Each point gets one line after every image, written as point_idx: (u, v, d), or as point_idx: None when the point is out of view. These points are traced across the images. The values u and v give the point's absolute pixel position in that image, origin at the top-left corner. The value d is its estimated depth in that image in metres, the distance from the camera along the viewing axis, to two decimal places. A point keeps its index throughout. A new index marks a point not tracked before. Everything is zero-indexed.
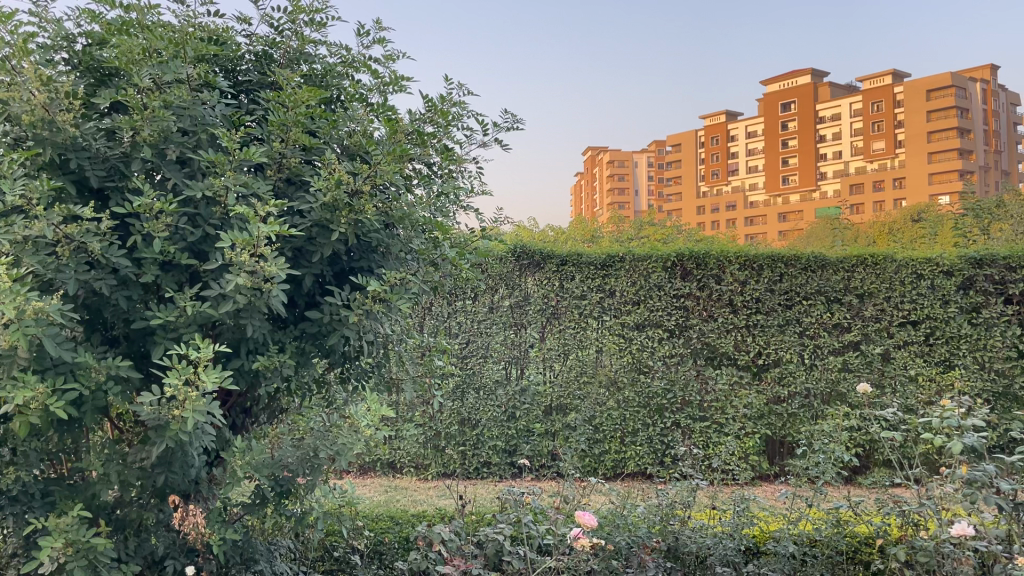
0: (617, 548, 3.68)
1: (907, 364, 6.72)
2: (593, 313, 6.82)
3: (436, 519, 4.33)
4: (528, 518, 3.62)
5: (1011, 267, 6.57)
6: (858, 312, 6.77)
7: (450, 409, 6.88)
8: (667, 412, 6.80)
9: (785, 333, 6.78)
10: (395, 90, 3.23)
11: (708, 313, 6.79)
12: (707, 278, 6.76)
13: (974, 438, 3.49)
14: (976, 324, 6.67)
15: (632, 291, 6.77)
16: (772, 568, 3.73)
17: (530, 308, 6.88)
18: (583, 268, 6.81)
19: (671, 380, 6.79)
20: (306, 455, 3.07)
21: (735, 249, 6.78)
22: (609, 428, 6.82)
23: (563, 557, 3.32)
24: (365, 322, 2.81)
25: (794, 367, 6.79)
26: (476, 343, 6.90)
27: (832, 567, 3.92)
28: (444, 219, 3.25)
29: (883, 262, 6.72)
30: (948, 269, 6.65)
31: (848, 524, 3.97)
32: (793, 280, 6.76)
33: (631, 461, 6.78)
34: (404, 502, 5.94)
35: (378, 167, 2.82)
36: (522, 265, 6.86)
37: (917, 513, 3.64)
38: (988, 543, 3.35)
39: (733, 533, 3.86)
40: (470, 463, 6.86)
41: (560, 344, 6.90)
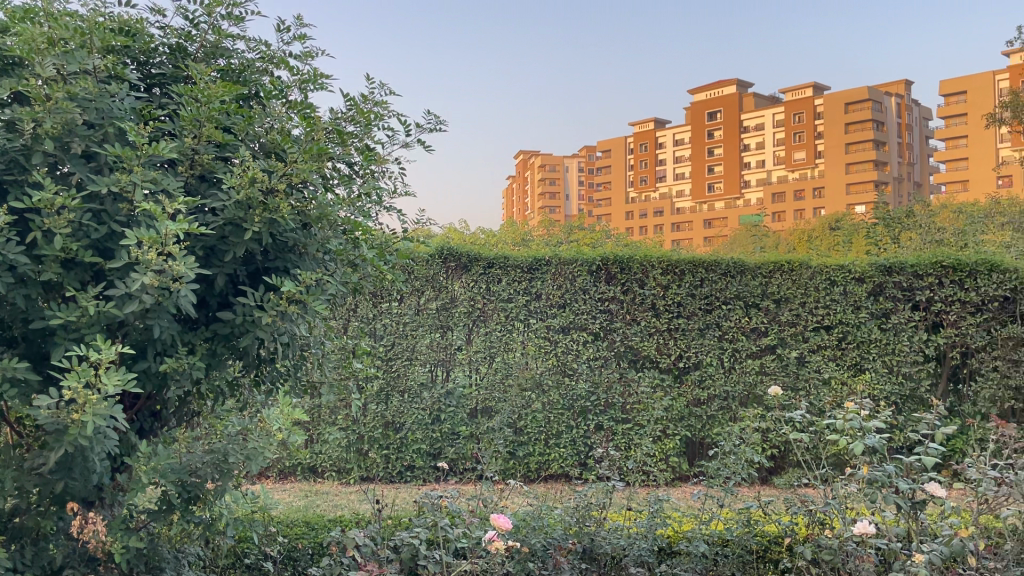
0: (533, 550, 3.68)
1: (820, 367, 6.91)
2: (519, 316, 6.84)
3: (354, 523, 4.28)
4: (445, 521, 3.59)
5: (918, 274, 6.84)
6: (774, 317, 6.94)
7: (374, 412, 6.82)
8: (590, 413, 6.87)
9: (705, 337, 6.91)
10: (314, 88, 3.17)
11: (631, 317, 6.88)
12: (631, 282, 6.86)
13: (875, 438, 3.63)
14: (885, 329, 6.90)
15: (557, 294, 6.82)
16: (685, 568, 3.82)
17: (456, 310, 6.85)
18: (509, 270, 6.81)
19: (595, 382, 6.86)
20: (216, 460, 2.97)
21: (658, 255, 6.88)
22: (533, 431, 6.84)
23: (478, 560, 3.31)
24: (279, 323, 2.74)
25: (713, 369, 6.92)
26: (401, 345, 6.85)
27: (742, 566, 4.01)
28: (363, 219, 3.20)
29: (799, 269, 6.91)
30: (859, 276, 6.87)
31: (758, 523, 4.07)
32: (713, 285, 6.89)
33: (554, 463, 6.81)
34: (323, 506, 5.86)
35: (295, 165, 2.76)
36: (448, 267, 6.83)
37: (822, 512, 3.76)
38: (888, 541, 3.45)
39: (647, 533, 3.93)
40: (393, 467, 6.81)
41: (486, 347, 6.89)
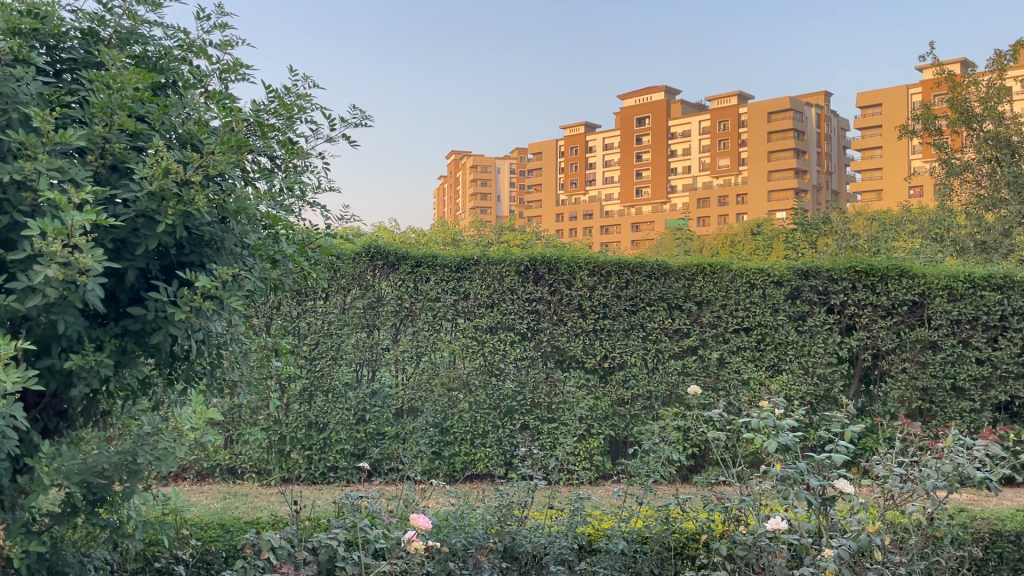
0: (453, 550, 3.66)
1: (740, 367, 7.07)
2: (446, 316, 6.79)
3: (271, 525, 4.18)
4: (365, 521, 3.53)
5: (833, 278, 7.08)
6: (696, 319, 7.07)
7: (298, 412, 6.70)
8: (516, 413, 6.88)
9: (630, 338, 6.99)
10: (235, 78, 3.08)
11: (558, 317, 6.91)
12: (558, 283, 6.89)
13: (789, 437, 3.71)
14: (801, 331, 7.10)
15: (486, 294, 6.81)
16: (605, 566, 3.86)
17: (383, 309, 6.76)
18: (437, 270, 6.76)
19: (521, 382, 6.88)
20: (125, 462, 2.85)
21: (585, 256, 6.94)
22: (459, 430, 6.81)
23: (396, 560, 3.27)
24: (193, 320, 2.63)
25: (637, 370, 7.01)
26: (326, 344, 6.72)
27: (660, 563, 4.07)
28: (284, 214, 3.11)
29: (720, 271, 7.06)
30: (778, 280, 7.07)
31: (676, 520, 4.14)
32: (638, 287, 6.98)
33: (479, 463, 6.80)
34: (241, 509, 5.72)
35: (212, 157, 2.67)
36: (375, 265, 6.74)
37: (737, 508, 3.84)
38: (800, 536, 3.55)
39: (568, 531, 3.95)
40: (316, 468, 6.70)
41: (412, 347, 6.81)
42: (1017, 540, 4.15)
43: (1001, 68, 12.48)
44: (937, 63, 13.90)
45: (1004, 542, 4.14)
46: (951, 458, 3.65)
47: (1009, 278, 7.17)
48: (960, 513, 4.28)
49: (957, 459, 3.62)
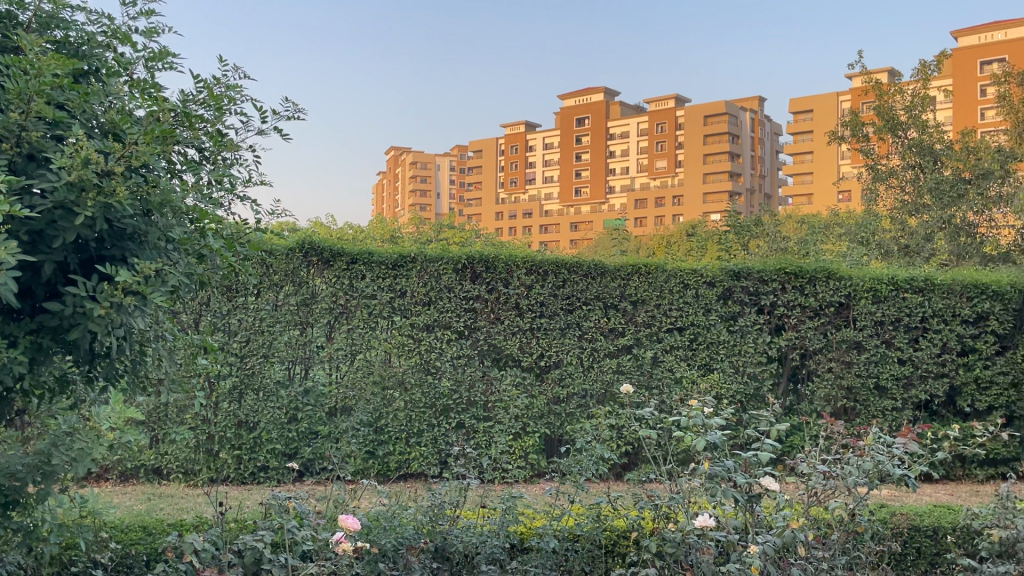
0: (383, 550, 3.61)
1: (673, 366, 7.16)
2: (382, 313, 6.70)
3: (196, 528, 4.06)
4: (293, 522, 3.46)
5: (763, 279, 7.25)
6: (631, 318, 7.14)
7: (227, 411, 6.54)
8: (452, 412, 6.84)
9: (566, 337, 7.02)
10: (162, 66, 2.98)
11: (495, 316, 6.90)
12: (495, 282, 6.89)
13: (718, 436, 3.76)
14: (733, 331, 7.24)
15: (423, 292, 6.75)
16: (536, 565, 3.86)
17: (317, 306, 6.64)
18: (373, 266, 6.68)
19: (457, 380, 6.83)
20: (38, 463, 2.72)
21: (523, 254, 6.95)
22: (394, 429, 6.74)
23: (324, 562, 3.21)
24: (114, 316, 2.52)
25: (573, 368, 7.04)
26: (258, 341, 6.58)
27: (591, 560, 4.09)
28: (211, 208, 3.01)
29: (655, 272, 7.15)
30: (710, 280, 7.19)
31: (608, 518, 4.16)
32: (575, 286, 7.03)
33: (414, 462, 6.74)
34: (166, 510, 5.57)
35: (135, 147, 2.56)
36: (310, 261, 6.62)
37: (667, 506, 3.88)
38: (727, 533, 3.60)
39: (500, 530, 3.94)
40: (245, 467, 6.54)
41: (347, 344, 6.71)
42: (934, 535, 4.29)
43: (925, 78, 12.92)
44: (865, 72, 14.34)
45: (921, 537, 4.28)
46: (872, 456, 3.75)
47: (930, 280, 7.44)
48: (880, 509, 4.41)
49: (878, 457, 3.72)
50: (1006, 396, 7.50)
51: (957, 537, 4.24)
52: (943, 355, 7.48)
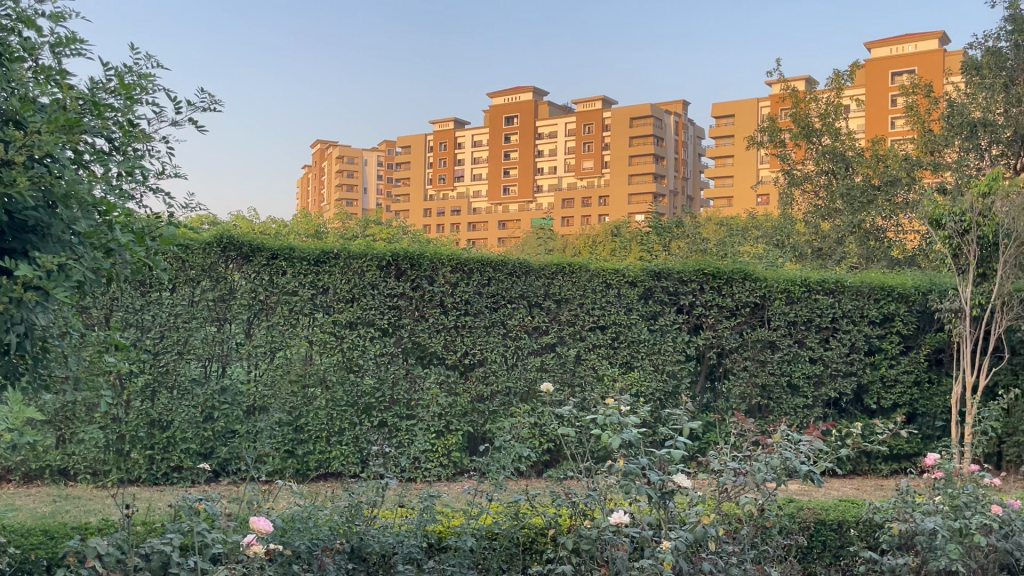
0: (297, 552, 3.55)
1: (595, 364, 7.24)
2: (303, 310, 6.60)
3: (100, 531, 3.91)
4: (203, 525, 3.36)
5: (683, 280, 7.41)
6: (555, 317, 7.20)
7: (139, 410, 6.33)
8: (374, 410, 6.77)
9: (490, 335, 7.03)
10: (69, 52, 2.87)
11: (420, 313, 6.86)
12: (420, 279, 6.84)
13: (633, 433, 3.82)
14: (653, 330, 7.37)
15: (346, 288, 6.67)
16: (454, 564, 3.85)
17: (235, 302, 6.48)
18: (294, 262, 6.57)
19: (380, 378, 6.76)
20: None
21: (448, 252, 6.92)
22: (314, 429, 6.63)
23: (235, 565, 3.14)
24: (14, 312, 2.42)
25: (497, 366, 7.05)
26: (173, 337, 6.39)
27: (509, 559, 4.10)
28: (122, 200, 2.88)
29: (578, 271, 7.22)
30: (632, 280, 7.32)
31: (526, 516, 4.19)
32: (500, 284, 7.04)
33: (334, 461, 6.65)
34: (72, 513, 5.36)
35: (37, 136, 2.44)
36: (228, 256, 6.46)
37: (583, 503, 3.93)
38: (640, 529, 3.66)
39: (418, 530, 3.92)
40: (157, 468, 6.34)
41: (267, 341, 6.57)
42: (839, 528, 4.45)
43: (839, 86, 13.42)
44: (783, 80, 14.79)
45: (826, 531, 4.42)
46: (779, 453, 3.87)
47: (840, 283, 7.72)
48: (789, 504, 4.55)
49: (785, 453, 3.85)
50: (909, 394, 7.86)
51: (860, 531, 4.41)
52: (852, 355, 7.77)
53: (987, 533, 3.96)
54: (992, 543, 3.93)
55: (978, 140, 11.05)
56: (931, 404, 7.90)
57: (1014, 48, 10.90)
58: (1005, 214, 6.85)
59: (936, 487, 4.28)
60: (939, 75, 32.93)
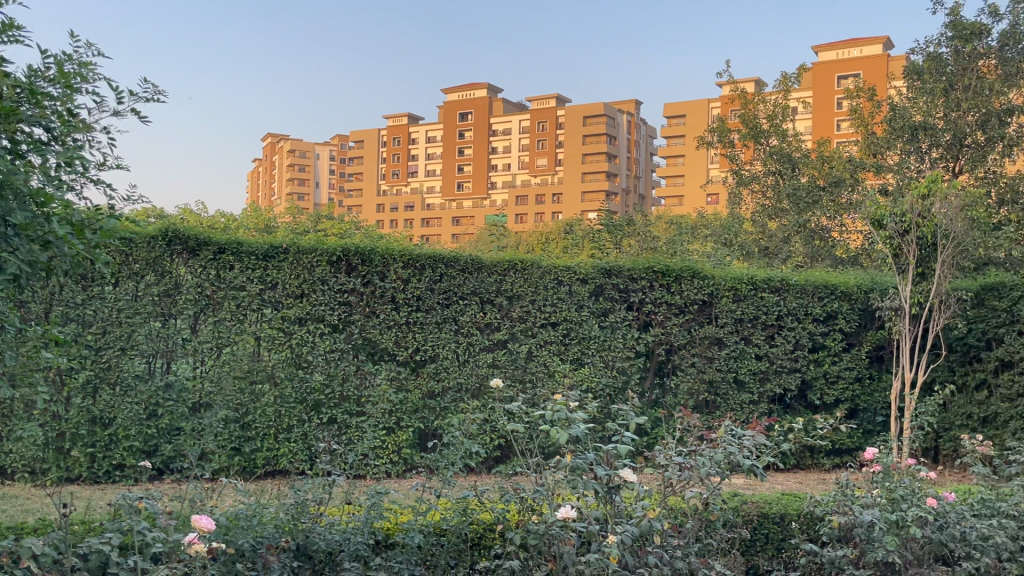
0: (241, 551, 3.50)
1: (546, 360, 7.27)
2: (251, 306, 6.50)
3: (37, 532, 3.81)
4: (143, 524, 3.30)
5: (633, 278, 7.50)
6: (506, 313, 7.21)
7: (79, 407, 6.17)
8: (323, 407, 6.70)
9: (442, 331, 7.01)
10: (5, 39, 2.78)
11: (371, 309, 6.81)
12: (371, 275, 6.79)
13: (581, 429, 3.85)
14: (603, 327, 7.44)
15: (295, 284, 6.59)
16: (401, 560, 3.84)
17: (181, 297, 6.36)
18: (242, 257, 6.47)
19: (330, 374, 6.69)
20: None
21: (400, 248, 6.88)
22: (261, 426, 6.54)
23: (176, 565, 3.09)
24: None
25: (448, 363, 7.03)
26: (115, 333, 6.24)
27: (456, 555, 4.10)
28: (61, 190, 2.81)
29: (530, 268, 7.25)
30: (583, 277, 7.38)
31: (474, 511, 4.19)
32: (452, 281, 7.03)
33: (282, 458, 6.57)
34: (8, 513, 5.21)
35: None
36: (174, 250, 6.34)
37: (531, 498, 3.95)
38: (587, 524, 3.68)
39: (364, 527, 3.89)
40: (98, 466, 6.19)
41: (213, 337, 6.46)
42: (781, 521, 4.53)
43: (787, 89, 13.69)
44: (733, 81, 15.03)
45: (769, 524, 4.51)
46: (723, 448, 3.95)
47: (786, 281, 7.88)
48: (734, 498, 4.63)
49: (729, 448, 3.91)
50: (851, 389, 8.05)
51: (802, 523, 4.50)
52: (796, 352, 7.94)
53: (922, 525, 4.06)
54: (927, 534, 4.04)
55: (919, 142, 11.34)
56: (871, 400, 8.10)
57: (954, 54, 11.22)
58: (943, 216, 7.05)
59: (875, 480, 4.38)
60: (883, 79, 33.74)
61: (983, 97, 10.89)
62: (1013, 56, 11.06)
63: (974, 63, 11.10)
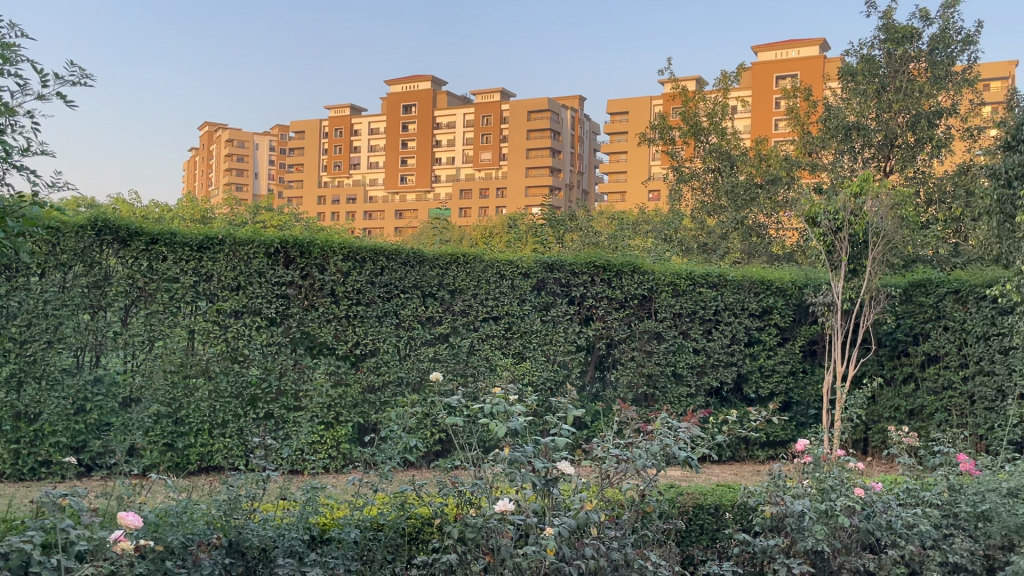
0: (170, 549, 3.40)
1: (488, 354, 7.27)
2: (185, 298, 6.35)
3: None
4: (65, 522, 3.18)
5: (574, 272, 7.55)
6: (448, 307, 7.18)
7: (2, 401, 5.92)
8: (260, 401, 6.57)
9: (383, 324, 6.94)
10: None
11: (309, 302, 6.70)
12: (310, 267, 6.69)
13: (519, 422, 3.84)
14: (545, 321, 7.47)
15: (231, 276, 6.45)
16: (337, 555, 3.80)
17: (111, 289, 6.16)
18: (176, 248, 6.30)
19: (267, 368, 6.57)
20: None
21: (340, 241, 6.79)
22: (195, 421, 6.38)
23: (101, 563, 2.99)
24: None
25: (389, 357, 6.96)
26: (41, 325, 6.00)
27: (393, 549, 4.08)
28: None
29: (472, 262, 7.24)
30: (525, 272, 7.40)
31: (412, 506, 4.16)
32: (393, 274, 6.96)
33: (217, 454, 6.42)
34: None
35: None
36: (104, 240, 6.13)
37: (468, 491, 3.93)
38: (525, 516, 3.68)
39: (299, 523, 3.82)
40: (22, 463, 5.95)
41: (145, 330, 6.28)
42: (715, 512, 4.60)
43: (726, 88, 13.94)
44: (674, 79, 15.24)
45: (704, 515, 4.58)
46: (660, 440, 3.99)
47: (723, 277, 8.02)
48: (670, 490, 4.69)
49: (665, 440, 3.96)
50: (785, 382, 8.23)
51: (735, 514, 4.58)
52: (732, 346, 8.09)
53: (850, 515, 4.15)
54: (855, 523, 4.13)
55: (851, 143, 11.63)
56: (804, 393, 8.30)
57: (886, 56, 11.52)
58: (874, 212, 7.32)
59: (806, 471, 4.48)
60: (820, 80, 34.55)
61: (913, 99, 11.24)
62: (942, 60, 11.42)
63: (905, 66, 11.45)
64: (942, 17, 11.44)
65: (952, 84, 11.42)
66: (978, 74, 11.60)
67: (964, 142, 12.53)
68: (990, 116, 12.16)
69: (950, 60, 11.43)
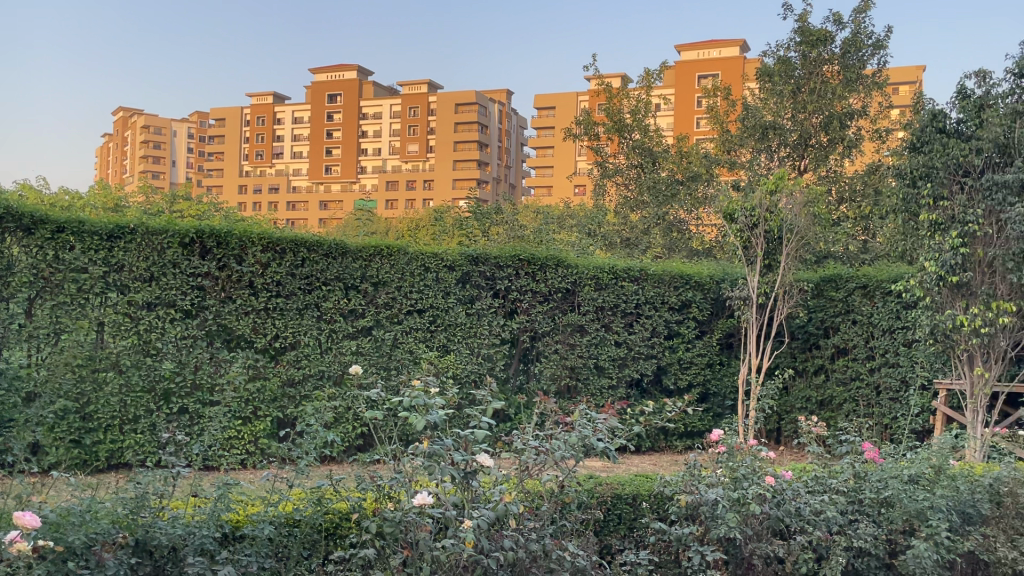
0: (71, 549, 3.26)
1: (412, 347, 7.21)
2: (93, 289, 6.09)
3: None
4: None
5: (499, 265, 7.57)
6: (372, 300, 7.09)
7: None
8: (174, 396, 6.39)
9: (303, 317, 6.82)
10: None
11: (226, 294, 6.53)
12: (227, 258, 6.51)
13: (438, 415, 3.80)
14: (469, 314, 7.46)
15: (143, 266, 6.24)
16: (250, 551, 3.72)
17: (14, 279, 5.80)
18: (84, 238, 6.04)
19: (181, 362, 6.38)
20: None
21: (258, 231, 6.64)
22: (104, 417, 6.14)
23: None
24: None
25: (309, 350, 6.85)
26: None
27: (309, 545, 4.00)
28: None
29: (395, 254, 7.15)
30: (449, 264, 7.36)
31: (330, 500, 4.10)
32: (314, 266, 6.84)
33: (127, 451, 6.20)
34: None
35: None
36: (5, 228, 5.78)
37: (386, 485, 3.89)
38: (444, 509, 3.64)
39: (210, 520, 3.70)
40: None
41: (51, 322, 5.96)
42: (633, 501, 4.67)
43: (649, 86, 14.15)
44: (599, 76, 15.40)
45: (622, 504, 4.64)
46: (578, 431, 4.03)
47: (644, 271, 8.16)
48: (589, 480, 4.74)
49: (583, 431, 3.99)
50: (703, 374, 8.43)
51: (651, 503, 4.66)
52: (653, 339, 8.23)
53: (761, 502, 4.27)
54: (765, 511, 4.25)
55: (768, 142, 11.97)
56: (720, 385, 8.52)
57: (802, 58, 11.86)
58: (789, 211, 7.55)
59: (720, 460, 4.58)
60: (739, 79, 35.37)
61: (826, 100, 11.61)
62: (855, 63, 11.82)
63: (819, 68, 11.82)
64: (854, 22, 11.82)
65: (862, 87, 11.84)
66: (887, 77, 12.06)
67: (873, 143, 13.00)
68: (898, 118, 12.66)
69: (861, 63, 11.83)
